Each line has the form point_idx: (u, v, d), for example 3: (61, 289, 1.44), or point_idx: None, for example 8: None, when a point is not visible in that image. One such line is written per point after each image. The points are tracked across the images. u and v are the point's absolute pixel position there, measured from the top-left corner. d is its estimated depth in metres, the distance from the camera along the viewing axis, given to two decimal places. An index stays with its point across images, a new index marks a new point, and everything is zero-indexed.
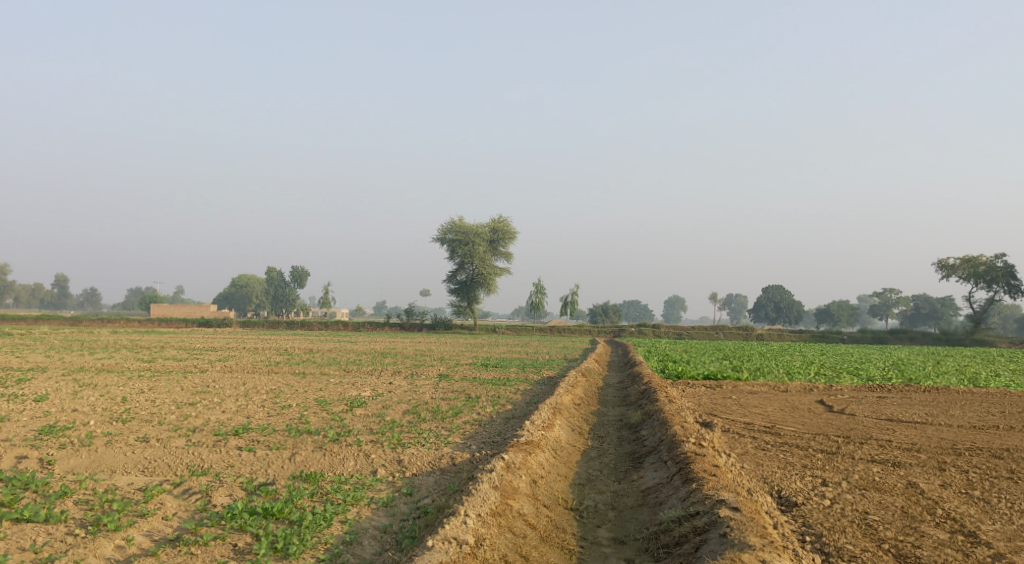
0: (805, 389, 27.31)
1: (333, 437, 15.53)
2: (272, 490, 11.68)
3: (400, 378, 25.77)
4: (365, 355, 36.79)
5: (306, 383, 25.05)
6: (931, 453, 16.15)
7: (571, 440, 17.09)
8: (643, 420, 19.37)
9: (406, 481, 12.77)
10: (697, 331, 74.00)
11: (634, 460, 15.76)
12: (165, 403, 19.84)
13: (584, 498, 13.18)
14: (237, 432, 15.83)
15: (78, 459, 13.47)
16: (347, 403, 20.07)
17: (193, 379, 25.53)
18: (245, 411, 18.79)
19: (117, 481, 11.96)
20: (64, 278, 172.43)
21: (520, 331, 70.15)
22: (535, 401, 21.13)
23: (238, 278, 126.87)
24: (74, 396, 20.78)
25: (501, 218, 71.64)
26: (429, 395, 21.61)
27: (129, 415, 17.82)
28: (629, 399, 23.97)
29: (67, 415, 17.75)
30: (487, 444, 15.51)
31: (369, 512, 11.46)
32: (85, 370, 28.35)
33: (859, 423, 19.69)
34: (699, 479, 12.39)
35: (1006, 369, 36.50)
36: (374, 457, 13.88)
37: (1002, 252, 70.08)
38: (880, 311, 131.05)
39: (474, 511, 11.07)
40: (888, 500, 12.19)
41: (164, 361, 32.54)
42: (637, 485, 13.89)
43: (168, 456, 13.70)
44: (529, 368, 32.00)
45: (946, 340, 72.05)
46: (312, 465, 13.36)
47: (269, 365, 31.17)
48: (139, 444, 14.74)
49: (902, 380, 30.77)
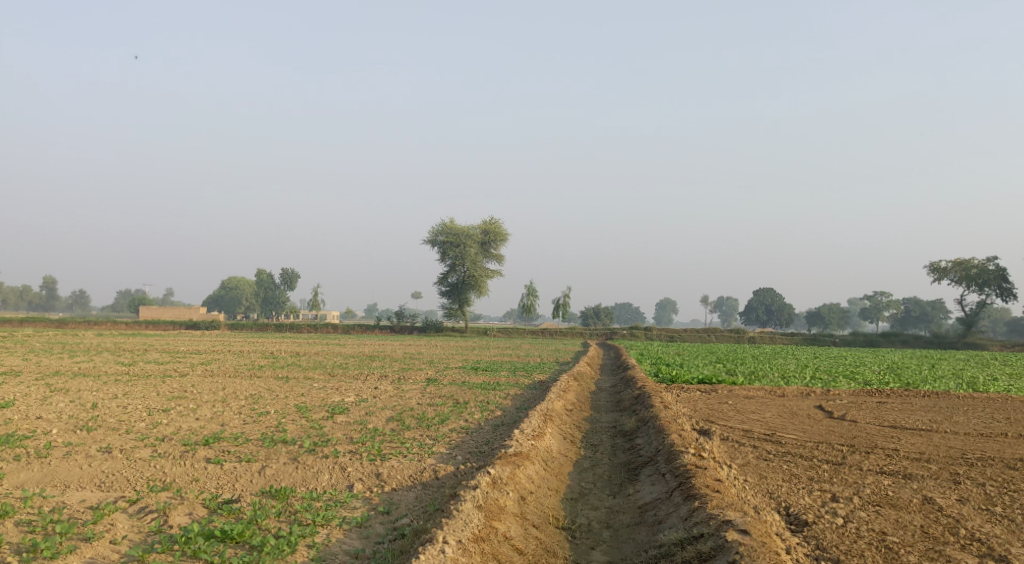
0: (802, 394, 26.36)
1: (308, 447, 14.59)
2: (235, 509, 10.67)
3: (386, 384, 24.75)
4: (351, 358, 35.78)
5: (289, 387, 24.06)
6: (942, 463, 15.21)
7: (562, 450, 16.10)
8: (637, 428, 18.39)
9: (384, 498, 11.80)
10: (689, 332, 73.22)
11: (630, 473, 14.80)
12: (136, 410, 18.83)
13: (577, 515, 12.29)
14: (207, 442, 14.82)
15: (31, 473, 12.46)
16: (329, 410, 19.06)
17: (171, 383, 24.42)
18: (220, 419, 17.80)
19: (67, 498, 10.91)
20: (53, 280, 170.81)
21: (511, 333, 69.03)
22: (524, 407, 20.21)
23: (228, 280, 125.52)
24: (41, 402, 19.73)
25: (493, 219, 70.61)
26: (413, 402, 20.59)
27: (96, 423, 16.81)
28: (622, 405, 23.11)
29: (28, 423, 16.74)
30: (473, 456, 14.50)
31: (341, 535, 10.49)
32: (60, 374, 27.27)
33: (862, 430, 18.76)
34: (703, 497, 11.43)
35: (1004, 373, 35.73)
36: (350, 471, 12.86)
37: (994, 255, 69.43)
38: (871, 313, 130.40)
39: (454, 537, 10.10)
40: (905, 518, 11.28)
41: (145, 364, 31.39)
42: (633, 500, 12.97)
43: (128, 470, 12.65)
44: (520, 372, 30.97)
45: (938, 342, 71.27)
46: (283, 480, 12.37)
47: (253, 369, 30.09)
48: (99, 456, 13.68)
49: (899, 384, 29.80)
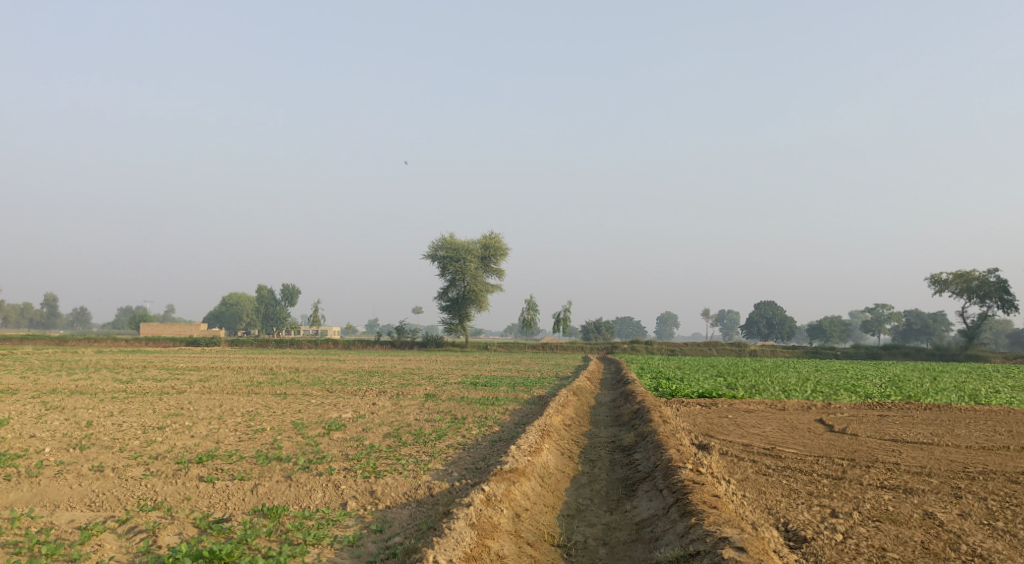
0: (803, 407, 26.18)
1: (303, 465, 14.44)
2: (225, 528, 10.54)
3: (385, 400, 24.55)
4: (350, 374, 35.54)
5: (287, 404, 23.88)
6: (943, 477, 15.04)
7: (560, 466, 15.94)
8: (637, 442, 18.23)
9: (378, 516, 11.66)
10: (690, 346, 73.01)
11: (628, 488, 14.63)
12: (131, 428, 18.66)
13: (573, 532, 12.14)
14: (200, 460, 14.67)
15: (20, 493, 12.32)
16: (325, 426, 18.90)
17: (167, 401, 24.24)
18: (216, 436, 17.65)
19: (55, 519, 10.78)
20: (53, 297, 170.55)
21: (512, 348, 68.81)
22: (523, 422, 20.06)
23: (228, 297, 125.40)
24: (37, 421, 19.55)
25: (493, 234, 70.54)
26: (411, 417, 20.45)
27: (89, 441, 16.66)
28: (622, 419, 22.94)
29: (21, 442, 16.58)
30: (469, 473, 14.34)
31: (332, 554, 10.36)
32: (57, 392, 27.07)
33: (863, 444, 18.60)
34: (699, 513, 11.29)
35: (1005, 386, 35.51)
36: (344, 488, 12.70)
37: (995, 267, 69.36)
38: (873, 326, 130.13)
39: (445, 557, 9.98)
40: (905, 534, 11.14)
41: (142, 381, 31.18)
42: (631, 516, 12.81)
43: (118, 489, 12.50)
44: (520, 387, 30.77)
45: (939, 355, 71.00)
46: (275, 498, 12.23)
47: (250, 385, 29.91)
48: (91, 475, 13.54)
49: (901, 397, 29.62)
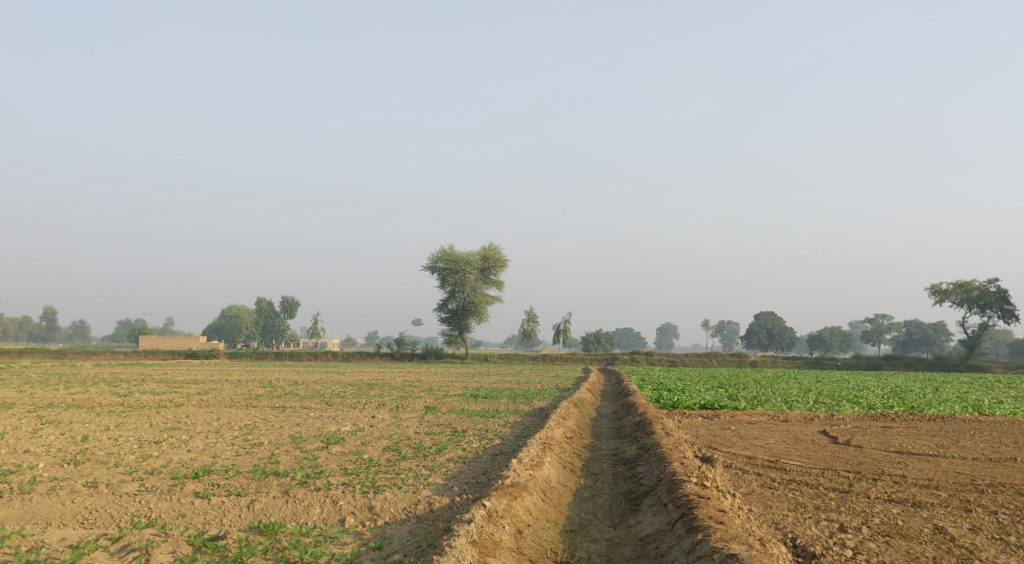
0: (805, 419, 25.91)
1: (300, 480, 14.19)
2: (220, 546, 10.33)
3: (384, 413, 24.30)
4: (349, 387, 35.30)
5: (285, 418, 23.64)
6: (952, 490, 14.79)
7: (562, 479, 15.69)
8: (639, 455, 17.99)
9: (376, 532, 11.42)
10: (691, 356, 72.67)
11: (631, 503, 14.39)
12: (127, 442, 18.42)
13: (577, 548, 11.91)
14: (196, 475, 14.41)
15: (11, 510, 12.09)
16: (323, 440, 18.65)
17: (164, 415, 23.97)
18: (212, 450, 17.41)
19: (47, 537, 10.56)
20: (52, 310, 170.30)
21: (511, 359, 68.52)
22: (523, 435, 19.81)
23: (228, 310, 125.10)
24: (31, 436, 19.28)
25: (492, 245, 70.38)
26: (410, 430, 20.22)
27: (84, 456, 16.40)
28: (623, 432, 22.70)
29: (15, 457, 16.34)
30: (470, 487, 14.09)
31: None
32: (53, 406, 26.81)
33: (868, 456, 18.35)
34: (706, 529, 11.05)
35: (1008, 396, 35.25)
36: (342, 504, 12.45)
37: (995, 277, 69.26)
38: (873, 336, 129.75)
39: None
40: (916, 549, 10.90)
41: (139, 394, 30.91)
42: (635, 531, 12.57)
43: (112, 506, 12.27)
44: (520, 399, 30.54)
45: (940, 365, 70.63)
46: (272, 514, 11.99)
47: (249, 399, 29.65)
48: (84, 491, 13.31)
49: (903, 407, 29.34)
